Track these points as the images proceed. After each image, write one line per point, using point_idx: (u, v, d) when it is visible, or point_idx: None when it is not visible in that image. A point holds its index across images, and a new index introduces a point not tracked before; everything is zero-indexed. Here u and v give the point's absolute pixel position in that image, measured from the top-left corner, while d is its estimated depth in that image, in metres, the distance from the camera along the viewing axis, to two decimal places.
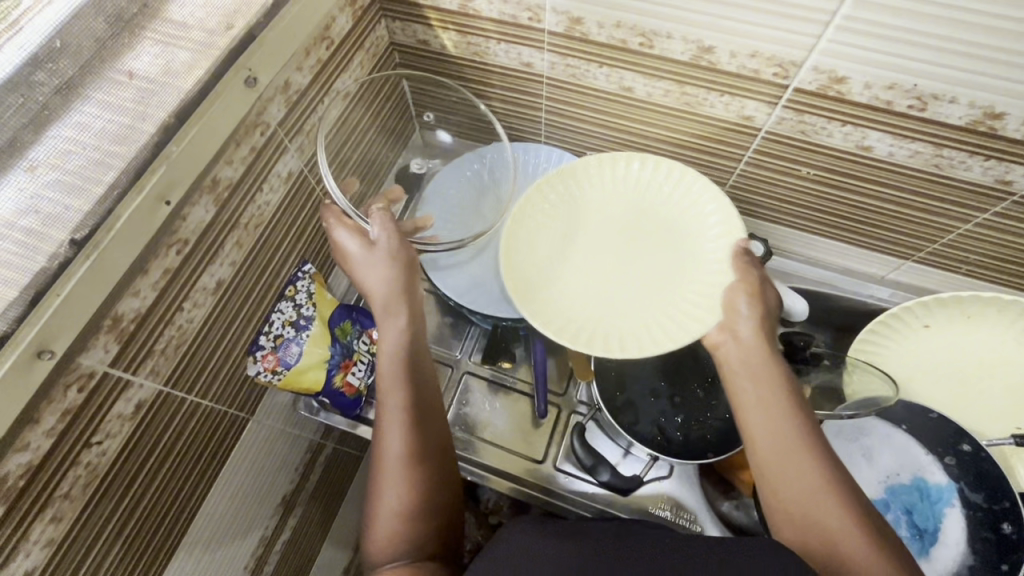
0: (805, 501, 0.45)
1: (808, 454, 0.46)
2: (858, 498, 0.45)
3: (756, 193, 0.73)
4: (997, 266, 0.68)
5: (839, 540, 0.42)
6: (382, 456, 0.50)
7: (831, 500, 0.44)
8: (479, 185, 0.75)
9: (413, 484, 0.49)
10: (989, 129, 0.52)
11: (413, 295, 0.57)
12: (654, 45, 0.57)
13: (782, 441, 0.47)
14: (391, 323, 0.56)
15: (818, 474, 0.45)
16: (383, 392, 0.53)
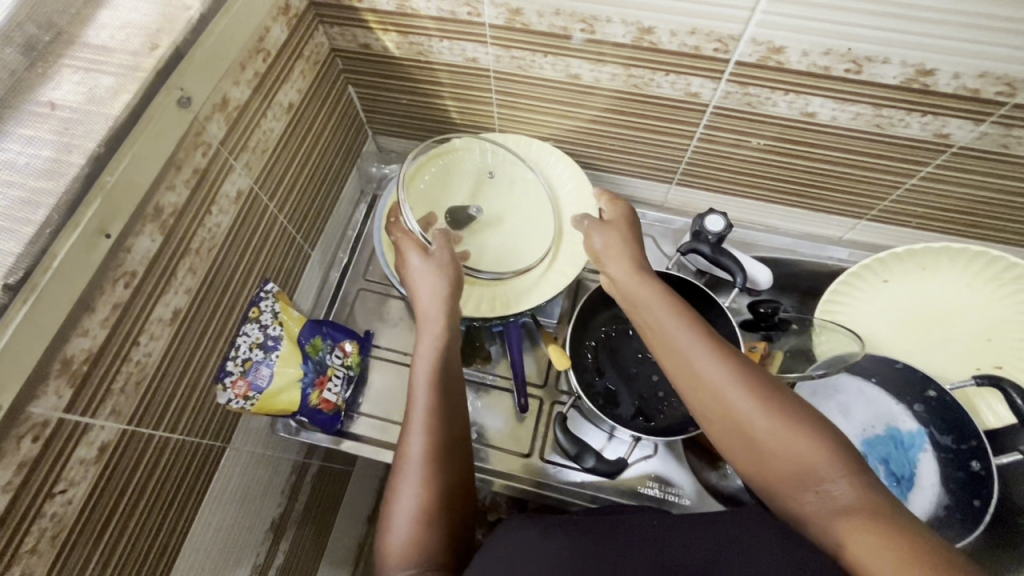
0: (720, 412, 0.46)
1: (704, 366, 0.47)
2: (760, 380, 0.46)
3: (710, 168, 0.74)
4: (944, 217, 0.71)
5: (769, 444, 0.43)
6: (402, 459, 0.51)
7: (753, 405, 0.44)
8: (438, 188, 0.74)
9: (430, 495, 0.49)
10: (923, 86, 0.54)
11: (453, 311, 0.59)
12: (596, 30, 0.57)
13: (688, 363, 0.48)
14: (428, 336, 0.58)
15: (729, 383, 0.46)
16: (411, 398, 0.54)
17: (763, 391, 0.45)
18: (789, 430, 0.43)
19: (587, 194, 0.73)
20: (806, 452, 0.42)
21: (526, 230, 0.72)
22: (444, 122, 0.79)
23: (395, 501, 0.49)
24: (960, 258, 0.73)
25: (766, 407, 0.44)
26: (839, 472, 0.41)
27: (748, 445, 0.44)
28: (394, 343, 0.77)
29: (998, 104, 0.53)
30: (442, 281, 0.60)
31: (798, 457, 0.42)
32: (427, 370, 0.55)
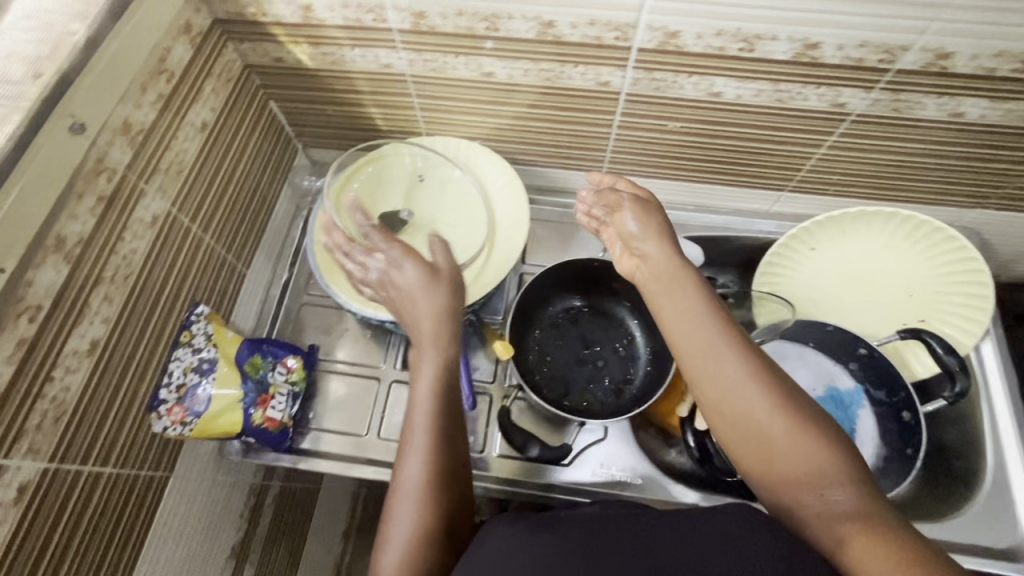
0: (732, 409, 0.45)
1: (722, 363, 0.46)
2: (778, 381, 0.45)
3: (634, 154, 0.76)
4: (858, 182, 0.74)
5: (779, 451, 0.43)
6: (398, 482, 0.50)
7: (763, 411, 0.44)
8: (371, 196, 0.75)
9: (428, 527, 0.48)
10: (812, 59, 0.56)
11: (456, 327, 0.53)
12: (500, 27, 0.58)
13: (698, 363, 0.47)
14: (429, 359, 0.52)
15: (743, 384, 0.45)
16: (410, 423, 0.51)
17: (773, 396, 0.44)
18: (796, 438, 0.43)
19: (517, 189, 0.73)
20: (813, 461, 0.42)
21: (459, 231, 0.72)
22: (372, 130, 0.79)
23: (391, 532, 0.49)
24: (875, 221, 0.77)
25: (778, 414, 0.44)
26: (844, 481, 0.41)
27: (753, 450, 0.44)
28: (341, 355, 0.77)
29: (883, 71, 0.56)
30: (444, 292, 0.53)
31: (804, 465, 0.42)
32: (430, 397, 0.51)
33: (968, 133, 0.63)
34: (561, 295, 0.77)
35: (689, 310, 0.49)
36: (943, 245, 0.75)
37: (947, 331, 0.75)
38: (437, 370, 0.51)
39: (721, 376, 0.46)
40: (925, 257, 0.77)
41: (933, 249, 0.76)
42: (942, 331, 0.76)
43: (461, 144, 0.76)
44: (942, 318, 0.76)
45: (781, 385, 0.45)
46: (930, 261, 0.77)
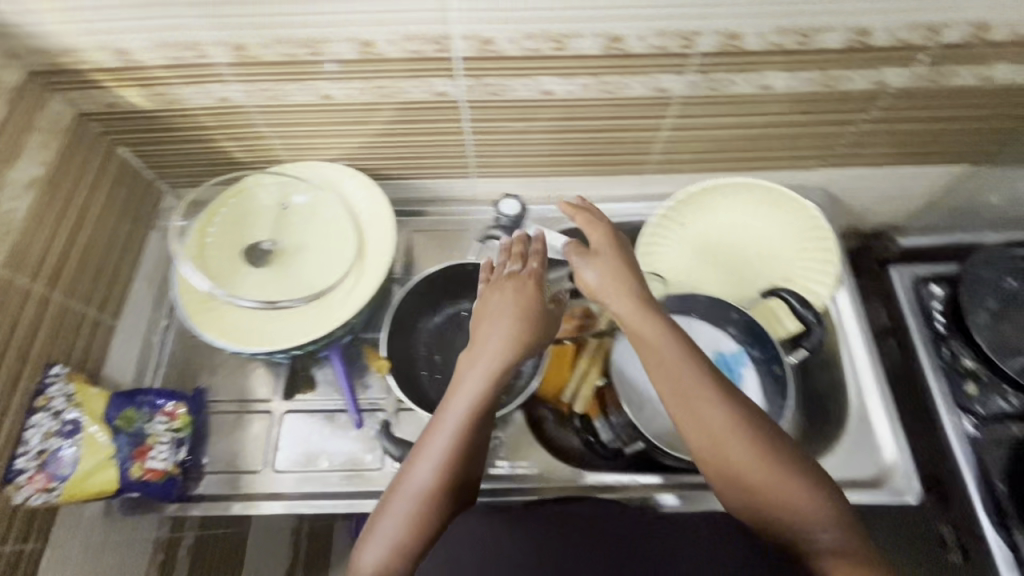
0: (723, 456, 0.50)
1: (712, 412, 0.51)
2: (761, 429, 0.50)
3: (498, 156, 0.78)
4: (707, 157, 0.79)
5: (767, 492, 0.49)
6: (402, 484, 0.53)
7: (755, 460, 0.49)
8: (238, 229, 0.74)
9: (427, 526, 0.51)
10: (622, 52, 0.59)
11: (508, 362, 0.56)
12: (322, 51, 0.59)
13: (701, 403, 0.51)
14: (475, 369, 0.55)
15: (733, 436, 0.50)
16: (430, 431, 0.54)
17: (777, 448, 0.50)
18: (796, 486, 0.49)
19: (381, 206, 0.74)
20: (817, 506, 0.48)
21: (328, 254, 0.73)
22: (232, 163, 0.78)
23: (382, 525, 0.51)
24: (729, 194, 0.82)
25: (779, 465, 0.49)
26: (845, 528, 0.48)
27: (754, 487, 0.49)
28: (232, 393, 0.76)
29: (686, 55, 0.60)
30: (506, 336, 0.56)
31: (808, 515, 0.48)
32: (465, 416, 0.54)
33: (784, 103, 0.68)
34: (446, 304, 0.79)
35: (675, 357, 0.53)
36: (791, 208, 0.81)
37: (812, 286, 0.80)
38: (476, 394, 0.55)
39: (712, 426, 0.51)
40: (780, 221, 0.82)
41: (785, 213, 0.82)
42: (808, 286, 0.80)
43: (325, 167, 0.77)
44: (807, 275, 0.80)
45: (774, 436, 0.50)
46: (784, 224, 0.82)
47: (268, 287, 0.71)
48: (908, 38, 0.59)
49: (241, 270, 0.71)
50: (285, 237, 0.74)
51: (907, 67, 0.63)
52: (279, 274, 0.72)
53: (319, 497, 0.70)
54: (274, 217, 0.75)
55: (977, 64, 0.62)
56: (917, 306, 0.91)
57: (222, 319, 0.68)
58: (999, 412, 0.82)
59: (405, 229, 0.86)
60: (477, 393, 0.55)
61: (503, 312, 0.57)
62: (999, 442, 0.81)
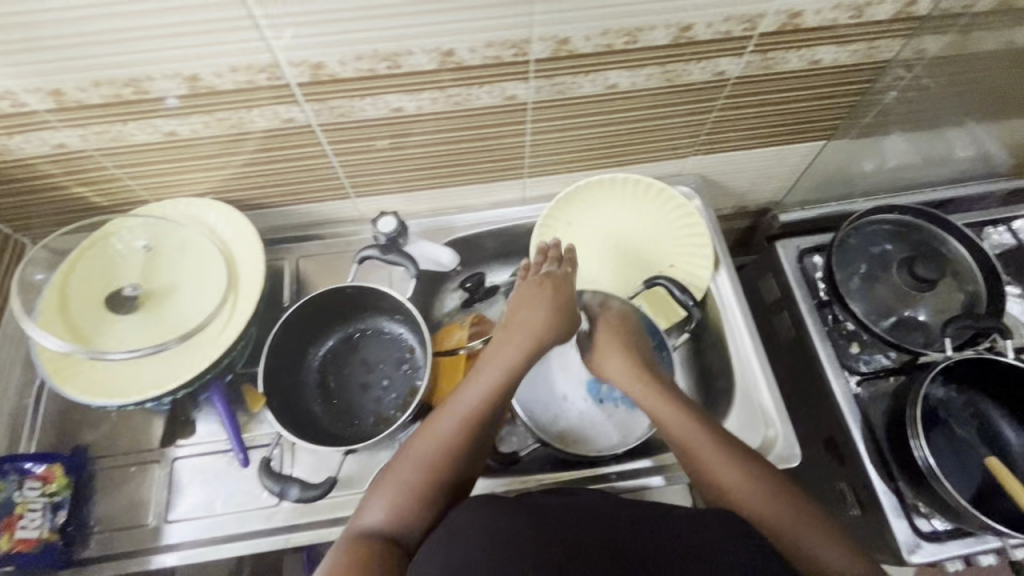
0: (741, 495, 0.59)
1: (722, 464, 0.61)
2: (769, 475, 0.60)
3: (371, 174, 0.77)
4: (579, 155, 0.80)
5: (781, 526, 0.56)
6: (422, 447, 0.60)
7: (767, 497, 0.58)
8: (99, 276, 0.71)
9: (421, 479, 0.58)
10: (458, 65, 0.60)
11: (525, 362, 0.66)
12: (149, 89, 0.57)
13: (704, 448, 0.62)
14: (506, 349, 0.66)
15: (749, 477, 0.60)
16: (453, 402, 0.63)
17: (773, 478, 0.60)
18: (786, 508, 0.57)
19: (252, 237, 0.73)
20: (811, 529, 0.56)
21: (199, 292, 0.70)
22: (92, 208, 0.75)
23: (393, 474, 0.59)
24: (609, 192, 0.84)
25: (777, 491, 0.59)
26: (841, 547, 0.55)
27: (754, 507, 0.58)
28: (117, 448, 0.73)
29: (523, 63, 0.61)
30: (522, 335, 0.67)
31: (809, 538, 0.55)
32: (484, 391, 0.63)
33: (634, 99, 0.70)
34: (332, 329, 0.78)
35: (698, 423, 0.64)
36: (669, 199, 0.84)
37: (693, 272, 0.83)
38: (494, 383, 0.64)
39: (731, 473, 0.60)
40: (660, 214, 0.85)
41: (663, 204, 0.85)
42: (691, 272, 0.83)
43: (188, 203, 0.75)
44: (689, 261, 0.84)
45: (767, 467, 0.61)
46: (665, 214, 0.85)
47: (134, 335, 0.67)
48: (729, 30, 0.61)
49: (104, 320, 0.68)
50: (151, 280, 0.71)
51: (738, 57, 0.65)
52: (144, 319, 0.69)
53: (216, 541, 0.68)
54: (136, 261, 0.72)
55: (801, 49, 0.66)
56: (801, 277, 0.95)
57: (85, 374, 0.65)
58: (880, 368, 0.88)
59: (292, 255, 0.85)
60: (489, 367, 0.65)
61: (544, 311, 0.69)
62: (881, 395, 0.87)
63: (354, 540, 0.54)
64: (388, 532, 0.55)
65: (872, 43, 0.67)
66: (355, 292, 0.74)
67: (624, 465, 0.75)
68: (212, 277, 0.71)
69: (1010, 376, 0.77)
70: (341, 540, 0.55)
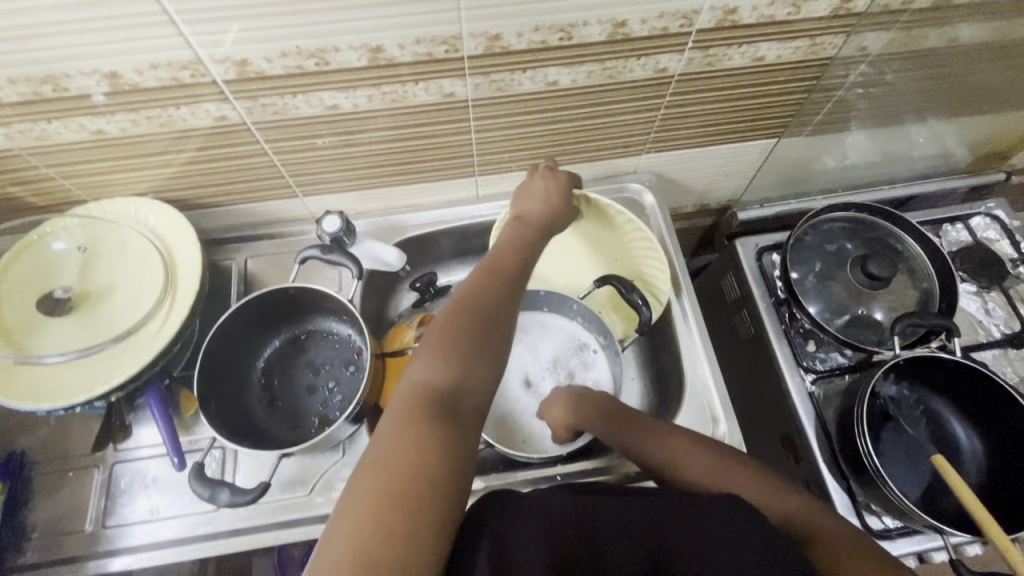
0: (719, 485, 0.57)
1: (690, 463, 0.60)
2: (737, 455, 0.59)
3: (316, 173, 0.76)
4: (528, 153, 0.79)
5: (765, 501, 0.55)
6: (457, 314, 0.51)
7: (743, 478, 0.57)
8: (34, 276, 0.69)
9: (481, 335, 0.50)
10: (389, 61, 0.59)
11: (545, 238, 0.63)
12: (69, 86, 0.56)
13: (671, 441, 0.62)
14: (524, 227, 0.63)
15: (720, 465, 0.58)
16: (486, 268, 0.56)
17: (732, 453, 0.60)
18: (749, 474, 0.57)
19: (191, 237, 0.72)
20: (775, 491, 0.56)
21: (136, 293, 0.69)
22: (29, 208, 0.73)
23: (436, 336, 0.50)
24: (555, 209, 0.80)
25: (732, 461, 0.59)
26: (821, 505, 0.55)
27: (715, 484, 0.57)
28: (54, 453, 0.72)
29: (457, 60, 0.60)
30: (543, 211, 0.64)
31: (774, 499, 0.55)
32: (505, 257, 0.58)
33: (577, 96, 0.69)
34: (278, 330, 0.77)
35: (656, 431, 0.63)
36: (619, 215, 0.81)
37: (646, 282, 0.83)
38: (519, 253, 0.59)
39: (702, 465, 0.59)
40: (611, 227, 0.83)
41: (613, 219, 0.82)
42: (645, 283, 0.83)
43: (127, 202, 0.73)
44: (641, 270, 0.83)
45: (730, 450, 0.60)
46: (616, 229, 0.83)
47: (66, 337, 0.66)
48: (666, 27, 0.60)
49: (36, 322, 0.67)
50: (87, 281, 0.70)
51: (679, 53, 0.65)
52: (78, 321, 0.67)
53: (154, 547, 0.67)
54: (73, 261, 0.70)
55: (742, 45, 0.65)
56: (760, 276, 0.94)
57: (14, 377, 0.64)
58: (836, 366, 0.87)
59: (241, 254, 0.84)
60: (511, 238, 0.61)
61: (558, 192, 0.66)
62: (836, 394, 0.86)
63: (414, 414, 0.44)
64: (444, 399, 0.46)
65: (814, 39, 0.67)
66: (298, 292, 0.73)
67: (571, 466, 0.73)
68: (150, 277, 0.70)
69: (960, 372, 0.77)
70: (387, 422, 0.44)
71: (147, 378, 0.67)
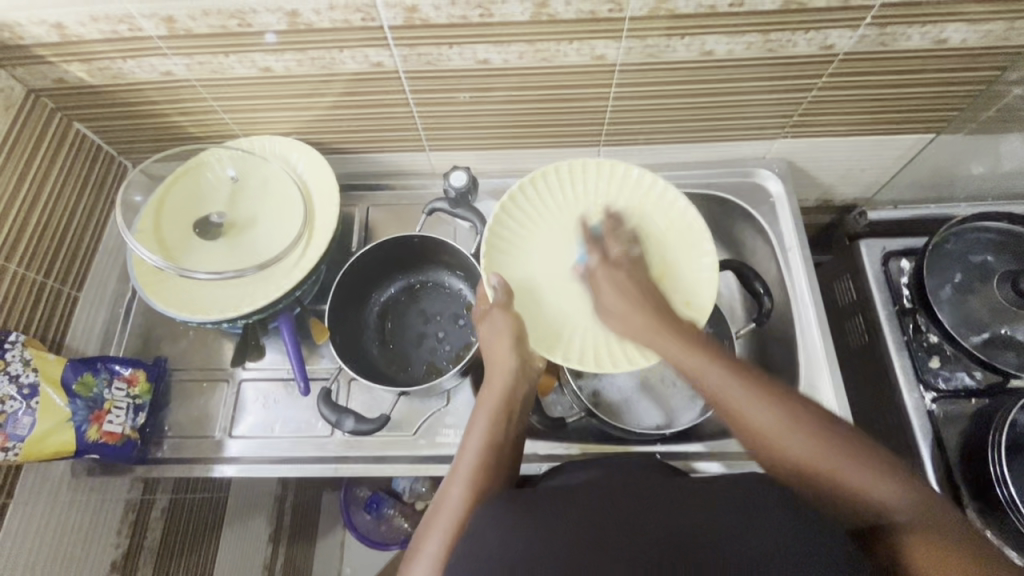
0: (762, 439, 0.47)
1: (715, 380, 0.49)
2: (781, 401, 0.47)
3: (449, 129, 0.78)
4: (659, 126, 0.77)
5: (809, 473, 0.45)
6: (443, 494, 0.54)
7: (779, 426, 0.46)
8: (190, 200, 0.76)
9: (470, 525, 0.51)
10: (550, 17, 0.58)
11: (522, 367, 0.63)
12: (252, 21, 0.59)
13: (738, 401, 0.48)
14: (498, 373, 0.62)
15: (749, 404, 0.47)
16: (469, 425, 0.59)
17: (790, 402, 0.47)
18: (802, 441, 0.45)
19: (331, 179, 0.75)
20: (832, 460, 0.45)
21: (278, 226, 0.74)
22: (187, 138, 0.80)
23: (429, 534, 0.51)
24: (568, 340, 0.67)
25: (774, 395, 0.47)
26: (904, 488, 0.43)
27: (762, 447, 0.47)
28: (191, 362, 0.79)
29: (618, 20, 0.59)
30: (505, 329, 0.64)
31: (851, 478, 0.44)
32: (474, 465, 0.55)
33: (727, 69, 0.66)
34: (395, 278, 0.80)
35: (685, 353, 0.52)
36: (545, 242, 0.70)
37: (619, 179, 0.71)
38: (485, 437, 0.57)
39: (733, 400, 0.48)
40: (522, 207, 0.71)
41: (531, 201, 0.71)
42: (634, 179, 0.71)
43: (275, 140, 0.78)
44: (614, 184, 0.71)
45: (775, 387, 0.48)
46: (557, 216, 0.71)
47: (215, 260, 0.71)
48: None
49: (190, 243, 0.72)
50: (235, 210, 0.75)
51: (853, 29, 0.61)
52: (224, 246, 0.72)
53: (273, 461, 0.73)
54: (224, 190, 0.76)
55: (927, 24, 0.60)
56: (884, 283, 0.87)
57: (170, 288, 0.70)
58: (961, 388, 0.80)
59: (363, 202, 0.87)
60: (494, 400, 0.60)
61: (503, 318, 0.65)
62: (959, 417, 0.79)
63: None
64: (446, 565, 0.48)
65: (1011, 22, 0.61)
66: (425, 243, 0.77)
67: (671, 446, 0.72)
68: (290, 209, 0.74)
69: None
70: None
71: (282, 306, 0.71)
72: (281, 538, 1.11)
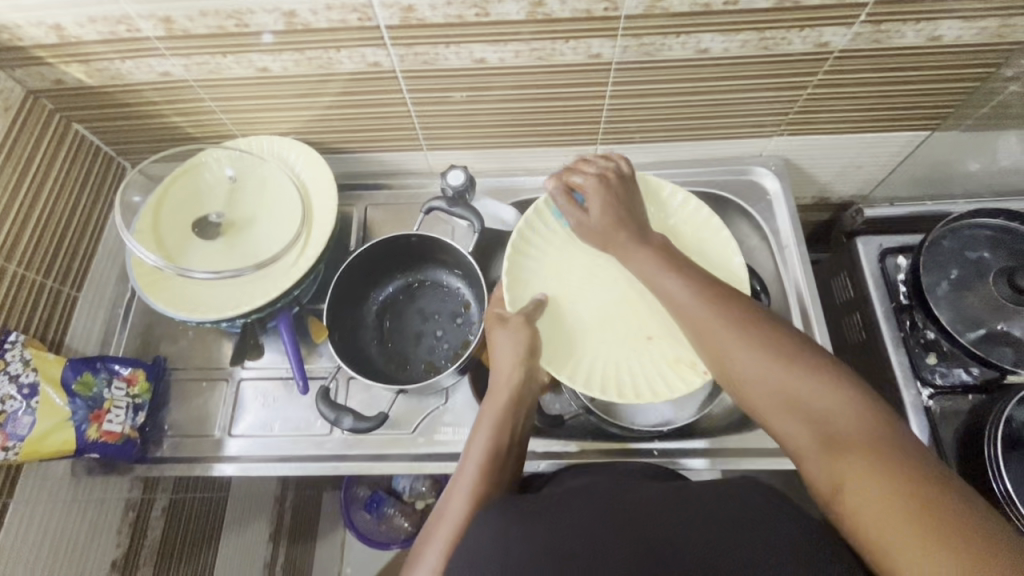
0: (719, 350, 0.51)
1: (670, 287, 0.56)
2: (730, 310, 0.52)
3: (446, 129, 0.78)
4: (656, 124, 0.78)
5: (758, 381, 0.48)
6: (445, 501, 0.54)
7: (731, 333, 0.50)
8: (189, 200, 0.76)
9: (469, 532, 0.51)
10: (545, 16, 0.59)
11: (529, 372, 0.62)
12: (250, 21, 0.60)
13: (684, 304, 0.54)
14: (503, 379, 0.61)
15: (690, 302, 0.54)
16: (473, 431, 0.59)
17: (743, 313, 0.51)
18: (751, 347, 0.49)
19: (328, 178, 0.76)
20: (772, 362, 0.48)
21: (276, 225, 0.74)
22: (185, 138, 0.80)
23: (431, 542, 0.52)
24: (583, 357, 0.68)
25: (719, 303, 0.52)
26: (849, 398, 0.45)
27: (718, 356, 0.51)
28: (191, 362, 0.79)
29: (614, 19, 0.59)
30: (518, 338, 0.63)
31: (797, 384, 0.46)
32: (476, 474, 0.55)
33: (723, 66, 0.67)
34: (393, 276, 0.81)
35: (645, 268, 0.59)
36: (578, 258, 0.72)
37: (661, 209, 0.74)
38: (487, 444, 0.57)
39: (681, 306, 0.54)
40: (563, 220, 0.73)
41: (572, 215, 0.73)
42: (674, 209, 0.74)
43: (273, 140, 0.78)
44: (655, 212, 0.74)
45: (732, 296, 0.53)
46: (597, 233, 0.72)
47: (214, 259, 0.72)
48: None
49: (188, 243, 0.73)
50: (233, 210, 0.75)
51: (848, 26, 0.61)
52: (222, 245, 0.73)
53: (272, 460, 0.73)
54: (222, 190, 0.76)
55: (921, 22, 0.61)
56: (881, 280, 0.87)
57: (169, 288, 0.70)
58: (957, 383, 0.80)
59: (361, 202, 0.87)
60: (498, 407, 0.60)
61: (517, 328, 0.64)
62: (956, 413, 0.79)
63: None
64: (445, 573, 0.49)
65: (1005, 19, 0.61)
66: (423, 242, 0.77)
67: (668, 443, 0.72)
68: (288, 209, 0.74)
69: None
70: None
71: (280, 306, 0.71)
72: (281, 538, 1.11)
